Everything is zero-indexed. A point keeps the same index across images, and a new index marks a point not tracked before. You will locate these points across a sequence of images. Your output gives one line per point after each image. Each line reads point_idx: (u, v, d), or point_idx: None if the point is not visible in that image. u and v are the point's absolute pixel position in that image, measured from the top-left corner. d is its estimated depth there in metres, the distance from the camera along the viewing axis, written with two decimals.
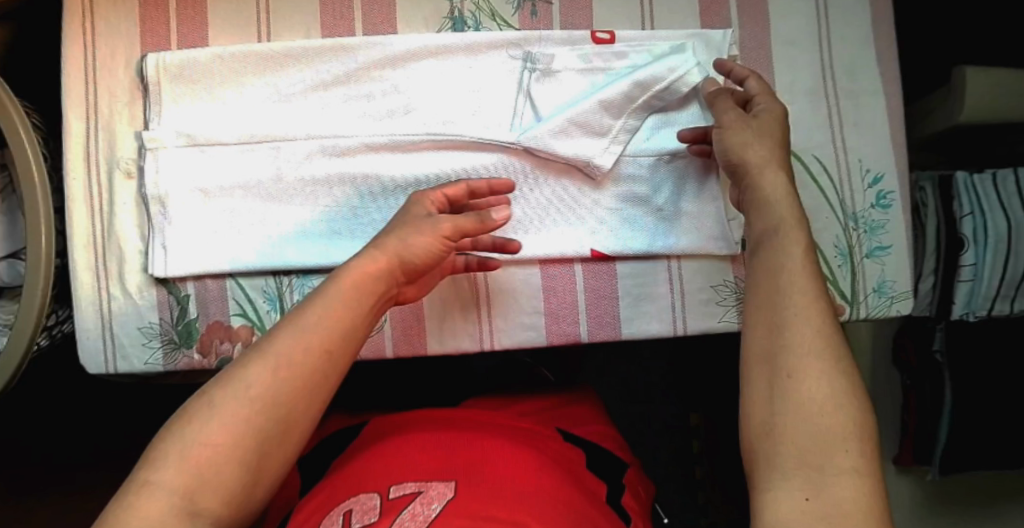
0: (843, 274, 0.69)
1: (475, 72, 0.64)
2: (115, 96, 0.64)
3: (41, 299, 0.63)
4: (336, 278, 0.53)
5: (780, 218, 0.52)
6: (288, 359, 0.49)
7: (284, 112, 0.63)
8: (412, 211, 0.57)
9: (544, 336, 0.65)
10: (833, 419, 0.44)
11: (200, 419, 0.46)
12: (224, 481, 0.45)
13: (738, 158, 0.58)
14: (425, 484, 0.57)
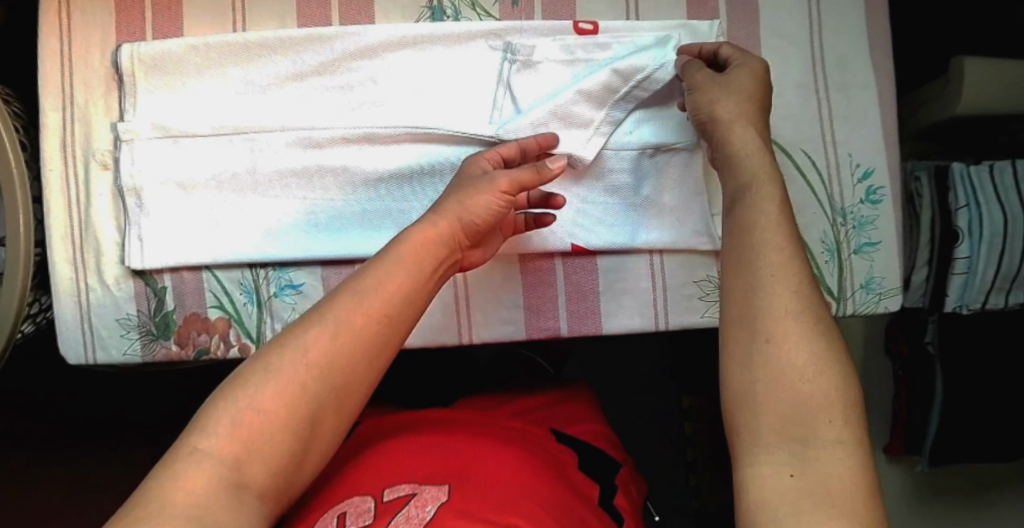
0: (830, 270, 0.68)
1: (454, 63, 0.63)
2: (91, 86, 0.63)
3: (21, 291, 0.62)
4: (400, 243, 0.52)
5: (752, 173, 0.52)
6: (349, 325, 0.49)
7: (259, 103, 0.62)
8: (473, 168, 0.57)
9: (523, 330, 0.65)
10: (814, 388, 0.44)
11: (251, 384, 0.46)
12: (273, 448, 0.45)
13: (707, 113, 0.57)
14: (419, 486, 0.57)
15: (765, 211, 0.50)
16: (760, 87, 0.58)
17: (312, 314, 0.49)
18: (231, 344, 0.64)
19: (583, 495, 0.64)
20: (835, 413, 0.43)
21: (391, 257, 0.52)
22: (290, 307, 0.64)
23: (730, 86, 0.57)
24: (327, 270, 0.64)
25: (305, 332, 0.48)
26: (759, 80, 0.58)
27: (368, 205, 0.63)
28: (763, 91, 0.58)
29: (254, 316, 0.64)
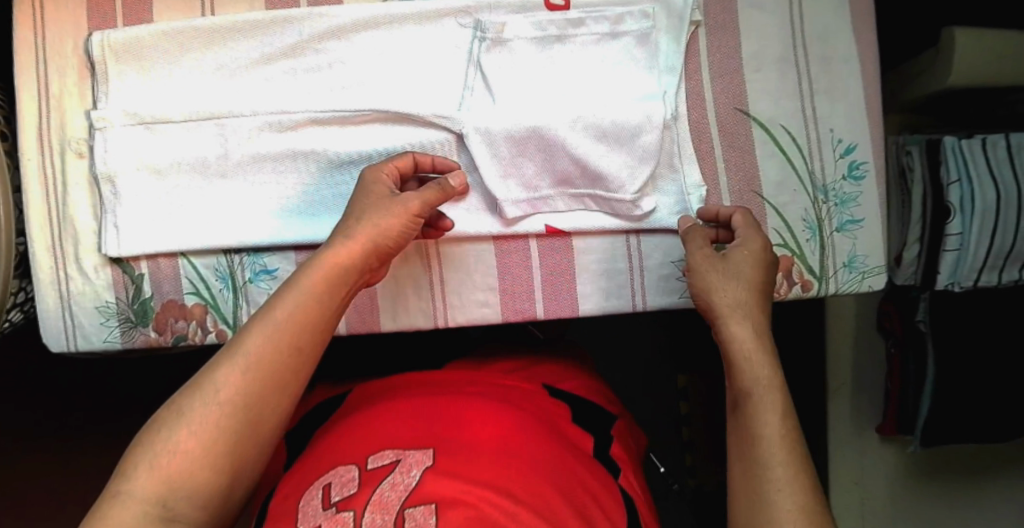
0: (811, 248, 0.67)
1: (424, 42, 0.63)
2: (64, 74, 0.63)
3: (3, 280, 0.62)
4: (302, 270, 0.54)
5: (736, 298, 0.55)
6: (254, 359, 0.50)
7: (230, 87, 0.62)
8: (374, 176, 0.58)
9: (498, 312, 0.65)
10: (792, 504, 0.47)
11: (167, 429, 0.48)
12: (195, 488, 0.47)
13: (707, 301, 0.56)
14: (403, 452, 0.58)
15: (746, 352, 0.53)
16: (768, 255, 0.58)
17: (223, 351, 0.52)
18: (209, 330, 0.64)
19: (576, 447, 0.66)
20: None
21: (293, 286, 0.53)
22: (266, 292, 0.64)
23: (736, 257, 0.57)
24: (301, 254, 0.64)
25: (213, 371, 0.50)
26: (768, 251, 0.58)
27: (341, 188, 0.63)
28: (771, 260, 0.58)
29: (230, 301, 0.64)
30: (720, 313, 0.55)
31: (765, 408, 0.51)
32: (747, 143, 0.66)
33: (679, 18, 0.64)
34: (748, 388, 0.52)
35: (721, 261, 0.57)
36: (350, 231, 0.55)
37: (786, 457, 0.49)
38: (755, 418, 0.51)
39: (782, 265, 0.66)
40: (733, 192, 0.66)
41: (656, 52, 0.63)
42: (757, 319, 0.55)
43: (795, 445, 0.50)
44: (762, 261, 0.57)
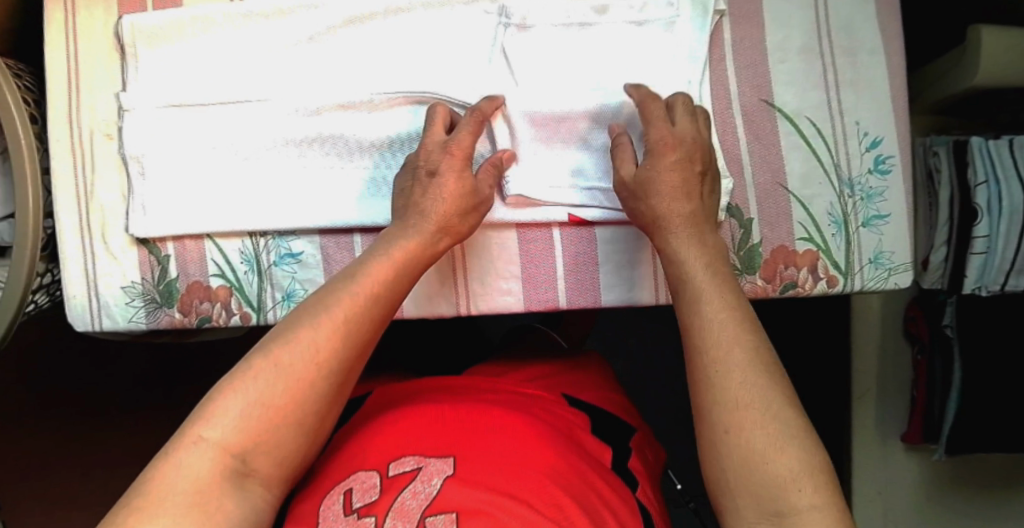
0: (837, 243, 0.66)
1: (451, 27, 0.63)
2: (96, 59, 0.65)
3: (29, 263, 0.63)
4: (389, 243, 0.57)
5: (668, 211, 0.58)
6: (348, 325, 0.54)
7: (257, 70, 0.64)
8: (458, 155, 0.59)
9: (522, 301, 0.65)
10: (742, 386, 0.51)
11: (263, 377, 0.51)
12: (276, 446, 0.50)
13: (650, 216, 0.59)
14: (424, 459, 0.59)
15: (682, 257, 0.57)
16: (688, 143, 0.59)
17: (315, 307, 0.54)
18: (233, 313, 0.64)
19: (595, 460, 0.66)
20: (772, 404, 0.50)
21: (382, 254, 0.56)
22: (290, 276, 0.64)
23: (652, 164, 0.59)
24: (325, 238, 0.64)
25: (314, 331, 0.52)
26: (686, 136, 0.59)
27: (369, 172, 0.64)
28: (703, 149, 0.60)
29: (254, 285, 0.64)
30: (662, 225, 0.58)
31: (711, 302, 0.54)
32: (771, 134, 0.65)
33: (703, 7, 0.64)
34: (695, 290, 0.56)
35: (637, 178, 0.59)
36: (441, 217, 0.58)
37: (738, 343, 0.52)
38: (705, 312, 0.54)
39: (807, 260, 0.65)
40: (759, 185, 0.64)
41: (682, 40, 0.63)
42: (691, 217, 0.58)
43: (745, 326, 0.53)
44: (681, 154, 0.59)
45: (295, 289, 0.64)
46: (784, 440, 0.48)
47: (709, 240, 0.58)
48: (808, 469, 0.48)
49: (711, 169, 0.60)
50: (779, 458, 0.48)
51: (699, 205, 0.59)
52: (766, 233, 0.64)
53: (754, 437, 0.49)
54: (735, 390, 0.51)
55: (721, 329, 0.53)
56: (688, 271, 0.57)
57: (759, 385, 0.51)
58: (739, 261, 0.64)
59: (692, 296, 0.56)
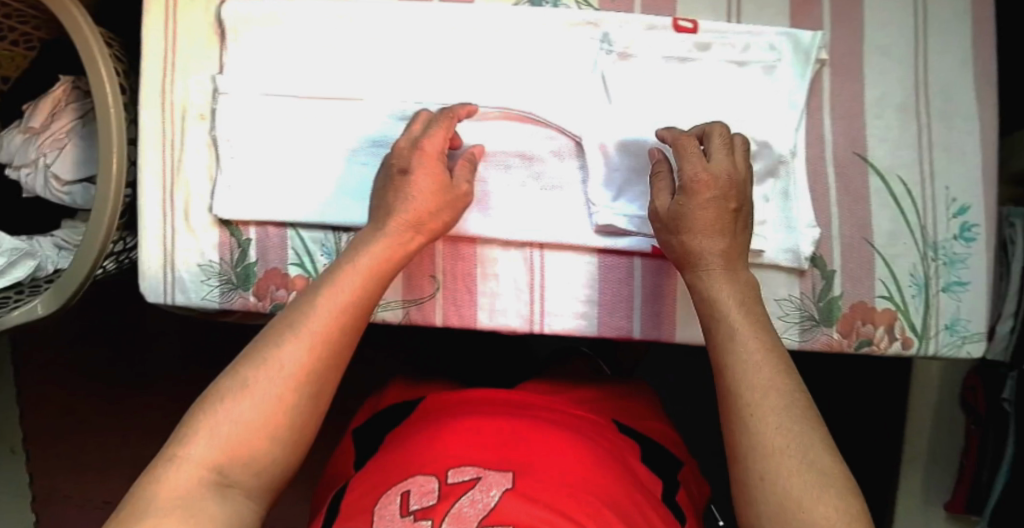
0: (916, 305, 0.64)
1: (553, 45, 0.61)
2: (194, 38, 0.64)
3: (105, 231, 0.66)
4: (361, 250, 0.56)
5: (701, 250, 0.56)
6: (320, 336, 0.52)
7: (356, 68, 0.63)
8: (429, 153, 0.58)
9: (595, 327, 0.64)
10: (772, 430, 0.48)
11: (232, 394, 0.50)
12: (253, 459, 0.49)
13: (687, 254, 0.56)
14: (483, 470, 0.59)
15: (712, 299, 0.54)
16: (725, 180, 0.56)
17: (287, 323, 0.53)
18: None
19: (647, 490, 0.66)
20: (804, 448, 0.47)
21: (357, 264, 0.55)
22: None
23: (686, 198, 0.56)
24: None
25: (282, 346, 0.51)
26: (727, 172, 0.56)
27: None
28: (739, 185, 0.57)
29: None
30: (699, 263, 0.56)
31: (747, 339, 0.52)
32: (862, 188, 0.63)
33: (806, 54, 0.60)
34: (728, 326, 0.53)
35: (672, 213, 0.57)
36: (414, 219, 0.57)
37: (773, 385, 0.49)
38: (738, 349, 0.51)
39: (885, 318, 0.64)
40: (845, 238, 0.63)
41: (783, 86, 0.60)
42: (725, 255, 0.56)
43: (776, 369, 0.50)
44: (716, 190, 0.56)
45: None
46: (819, 487, 0.45)
47: (741, 278, 0.56)
48: (846, 516, 0.45)
49: (745, 206, 0.57)
50: (817, 507, 0.45)
51: (732, 243, 0.56)
52: (847, 287, 0.63)
53: (791, 485, 0.46)
54: (769, 435, 0.48)
55: (756, 367, 0.50)
56: (721, 308, 0.54)
57: (790, 429, 0.48)
58: (817, 311, 0.63)
59: (723, 333, 0.53)
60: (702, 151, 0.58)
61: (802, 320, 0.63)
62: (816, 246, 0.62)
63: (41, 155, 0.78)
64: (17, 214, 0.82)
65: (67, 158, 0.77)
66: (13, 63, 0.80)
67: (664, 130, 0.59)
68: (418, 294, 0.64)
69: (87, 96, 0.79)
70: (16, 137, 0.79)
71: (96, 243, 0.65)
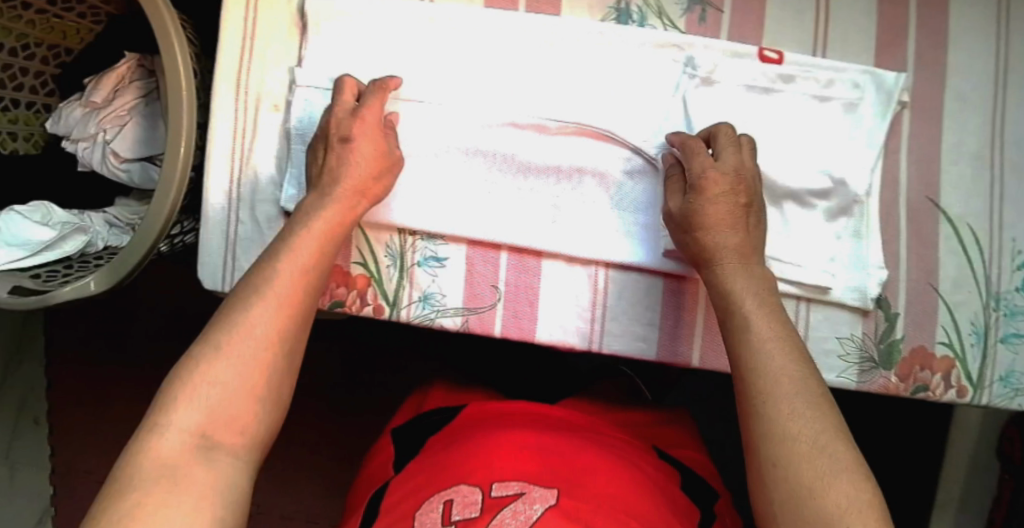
0: (973, 355, 0.63)
1: (632, 64, 0.59)
2: (275, 29, 0.64)
3: (167, 211, 0.65)
4: (310, 214, 0.57)
5: (720, 246, 0.56)
6: (282, 296, 0.54)
7: (429, 71, 0.61)
8: (372, 122, 0.59)
9: (654, 351, 0.63)
10: (789, 419, 0.48)
11: (201, 351, 0.51)
12: (227, 414, 0.50)
13: (704, 251, 0.56)
14: (528, 486, 0.59)
15: (729, 293, 0.55)
16: (731, 176, 0.56)
17: (250, 286, 0.54)
18: (367, 302, 0.64)
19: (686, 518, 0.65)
20: (822, 437, 0.47)
21: (304, 228, 0.57)
22: (430, 278, 0.64)
23: (697, 196, 0.56)
24: (473, 250, 0.63)
25: (254, 306, 0.53)
26: (732, 168, 0.56)
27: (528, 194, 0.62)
28: (749, 180, 0.57)
29: (394, 280, 0.64)
30: (714, 260, 0.56)
31: (763, 330, 0.52)
32: (931, 234, 0.62)
33: (888, 97, 0.59)
34: (743, 317, 0.53)
35: (684, 210, 0.57)
36: (358, 187, 0.58)
37: (787, 374, 0.50)
38: (755, 342, 0.52)
39: (943, 366, 0.63)
40: (910, 282, 0.62)
41: (861, 125, 0.59)
42: (740, 250, 0.56)
43: (796, 363, 0.51)
44: (726, 186, 0.56)
45: (433, 292, 0.64)
46: (834, 471, 0.46)
47: (757, 271, 0.56)
48: (861, 499, 0.44)
49: (757, 200, 0.57)
50: (828, 494, 0.45)
51: (747, 239, 0.57)
52: (909, 331, 0.62)
53: (804, 469, 0.46)
54: (785, 422, 0.48)
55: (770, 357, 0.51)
56: (735, 301, 0.54)
57: (807, 415, 0.48)
58: (876, 354, 0.62)
59: (736, 325, 0.53)
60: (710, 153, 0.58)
61: (862, 360, 0.62)
62: (883, 287, 0.61)
63: (101, 131, 0.79)
64: (70, 188, 0.83)
65: (127, 136, 0.79)
66: (79, 35, 0.81)
67: (671, 134, 0.59)
68: (477, 304, 0.63)
69: (149, 76, 0.80)
70: (77, 110, 0.80)
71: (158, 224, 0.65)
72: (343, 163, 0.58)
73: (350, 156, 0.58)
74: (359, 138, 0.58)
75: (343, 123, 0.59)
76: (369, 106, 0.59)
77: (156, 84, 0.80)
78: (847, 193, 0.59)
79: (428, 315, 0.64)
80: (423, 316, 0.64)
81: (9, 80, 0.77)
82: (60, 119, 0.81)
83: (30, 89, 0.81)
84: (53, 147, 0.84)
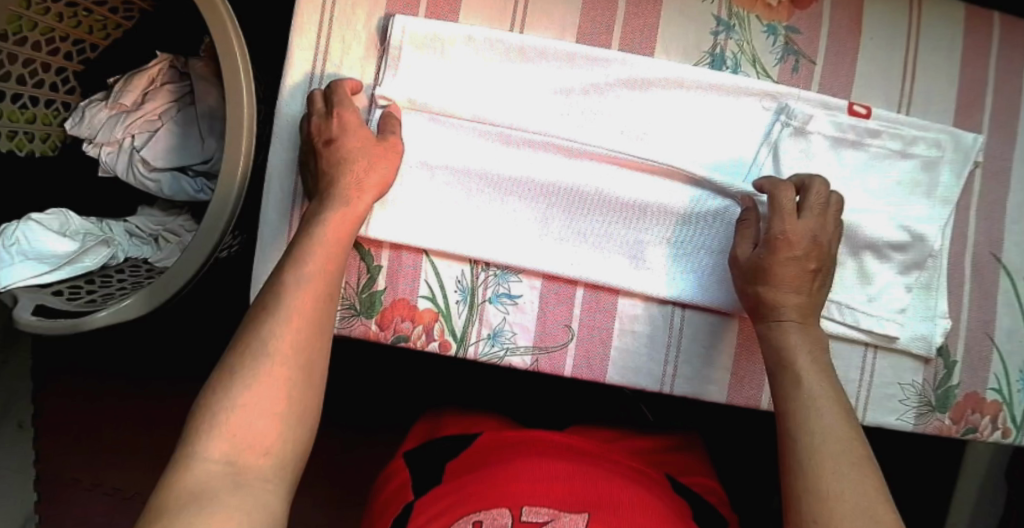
0: (1021, 400, 0.64)
1: (726, 113, 0.61)
2: (350, 49, 0.61)
3: (221, 232, 0.63)
4: (315, 221, 0.55)
5: (777, 301, 0.56)
6: (300, 310, 0.52)
7: (520, 102, 0.61)
8: (347, 116, 0.57)
9: (725, 394, 0.63)
10: (824, 477, 0.48)
11: (227, 381, 0.49)
12: (255, 442, 0.47)
13: (766, 303, 0.57)
14: (558, 512, 0.53)
15: (783, 347, 0.55)
16: (808, 240, 0.57)
17: (258, 306, 0.52)
18: (433, 338, 0.62)
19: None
20: (854, 496, 0.47)
21: (311, 236, 0.54)
22: (502, 315, 0.62)
23: (769, 251, 0.56)
24: (547, 285, 0.62)
25: (271, 325, 0.51)
26: (811, 233, 0.57)
27: (606, 228, 0.61)
28: (823, 246, 0.57)
29: (463, 315, 0.62)
30: (773, 314, 0.57)
31: (811, 387, 0.53)
32: (991, 286, 0.64)
33: (964, 156, 0.61)
34: (797, 374, 0.54)
35: (751, 263, 0.57)
36: (354, 183, 0.57)
37: (831, 434, 0.50)
38: (802, 398, 0.52)
39: (992, 409, 0.63)
40: (969, 330, 0.63)
41: (937, 182, 0.61)
42: (802, 310, 0.57)
43: (837, 421, 0.51)
44: (801, 249, 0.56)
45: (504, 329, 0.62)
46: None
47: (816, 332, 0.56)
48: None
49: (826, 265, 0.58)
50: None
51: (810, 301, 0.57)
52: (965, 378, 0.63)
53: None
54: (823, 482, 0.48)
55: (816, 416, 0.51)
56: (791, 356, 0.55)
57: (845, 476, 0.48)
58: (934, 398, 0.63)
59: (790, 380, 0.54)
60: (797, 203, 0.58)
61: (922, 405, 0.63)
62: (947, 336, 0.62)
63: (128, 135, 0.76)
64: (89, 194, 0.80)
65: (157, 144, 0.76)
66: (104, 30, 0.78)
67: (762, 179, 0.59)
68: (550, 342, 0.62)
69: (181, 78, 0.78)
70: (103, 112, 0.77)
71: (212, 241, 0.62)
72: (335, 163, 0.57)
73: (344, 155, 0.57)
74: (342, 135, 0.57)
75: (322, 126, 0.57)
76: (339, 104, 0.58)
77: (188, 87, 0.78)
78: (918, 249, 0.61)
79: (497, 353, 0.62)
80: (491, 353, 0.62)
81: (28, 78, 0.73)
82: (83, 121, 0.77)
83: (50, 87, 0.77)
84: (70, 150, 0.80)
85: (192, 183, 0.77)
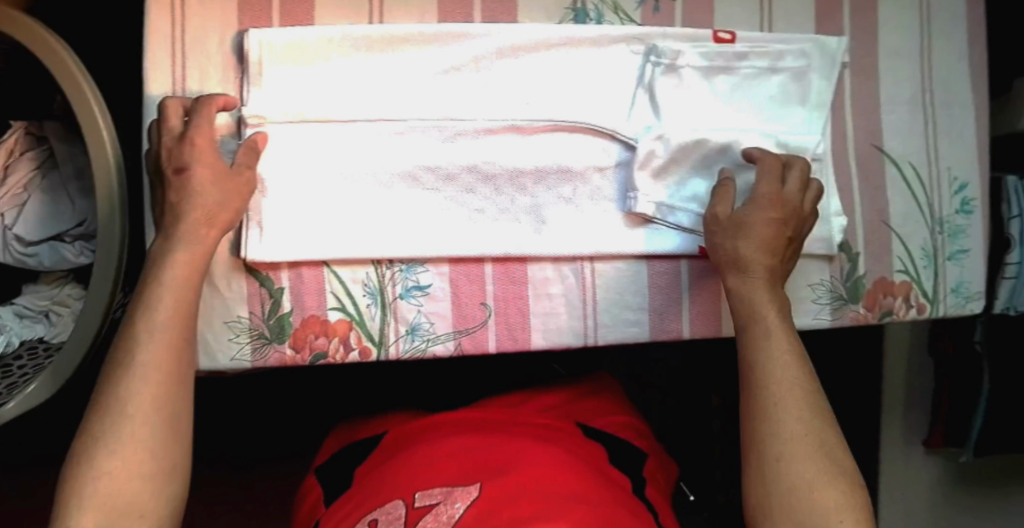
0: (927, 274, 0.67)
1: (600, 63, 0.62)
2: (206, 73, 0.59)
3: (110, 295, 0.60)
4: (159, 265, 0.51)
5: (755, 255, 0.56)
6: (159, 361, 0.49)
7: (394, 92, 0.60)
8: (201, 140, 0.54)
9: (647, 332, 0.64)
10: (793, 421, 0.50)
11: (92, 453, 0.46)
12: (128, 507, 0.46)
13: (740, 258, 0.56)
14: (450, 489, 0.50)
15: (752, 300, 0.55)
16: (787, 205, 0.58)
17: (112, 366, 0.49)
18: (351, 347, 0.61)
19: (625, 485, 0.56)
20: (821, 441, 0.49)
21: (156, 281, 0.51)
22: (417, 309, 0.61)
23: (748, 213, 0.57)
24: (454, 271, 0.61)
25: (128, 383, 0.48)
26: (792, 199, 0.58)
27: (502, 201, 0.61)
28: (798, 214, 0.58)
29: (377, 318, 0.61)
30: (747, 269, 0.56)
31: (779, 339, 0.53)
32: (879, 177, 0.66)
33: (832, 59, 0.64)
34: (766, 327, 0.54)
35: (733, 221, 0.57)
36: (205, 217, 0.53)
37: (797, 383, 0.51)
38: (768, 350, 0.53)
39: (903, 290, 0.66)
40: (868, 222, 0.66)
41: (809, 88, 0.64)
42: (772, 270, 0.57)
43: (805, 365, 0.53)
44: (781, 213, 0.57)
45: (421, 322, 0.61)
46: (830, 475, 0.48)
47: (779, 293, 0.57)
48: (847, 501, 0.47)
49: (799, 235, 0.59)
50: (823, 493, 0.47)
51: (777, 263, 0.58)
52: (871, 266, 0.66)
53: (801, 469, 0.48)
54: (793, 427, 0.50)
55: (784, 365, 0.52)
56: (760, 312, 0.55)
57: (807, 419, 0.50)
58: (845, 291, 0.65)
59: (756, 332, 0.54)
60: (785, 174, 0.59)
61: (836, 301, 0.65)
62: (846, 231, 0.65)
63: None
64: None
65: (29, 214, 0.72)
66: None
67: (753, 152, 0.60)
68: (469, 324, 0.62)
69: (39, 143, 0.73)
70: None
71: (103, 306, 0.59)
72: (183, 196, 0.53)
73: (196, 187, 0.53)
74: (193, 164, 0.54)
75: (174, 151, 0.54)
76: (196, 128, 0.54)
77: (49, 151, 0.73)
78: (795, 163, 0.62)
79: (419, 347, 0.61)
80: (412, 348, 0.61)
81: None
82: None
83: None
84: None
85: (72, 249, 0.73)
